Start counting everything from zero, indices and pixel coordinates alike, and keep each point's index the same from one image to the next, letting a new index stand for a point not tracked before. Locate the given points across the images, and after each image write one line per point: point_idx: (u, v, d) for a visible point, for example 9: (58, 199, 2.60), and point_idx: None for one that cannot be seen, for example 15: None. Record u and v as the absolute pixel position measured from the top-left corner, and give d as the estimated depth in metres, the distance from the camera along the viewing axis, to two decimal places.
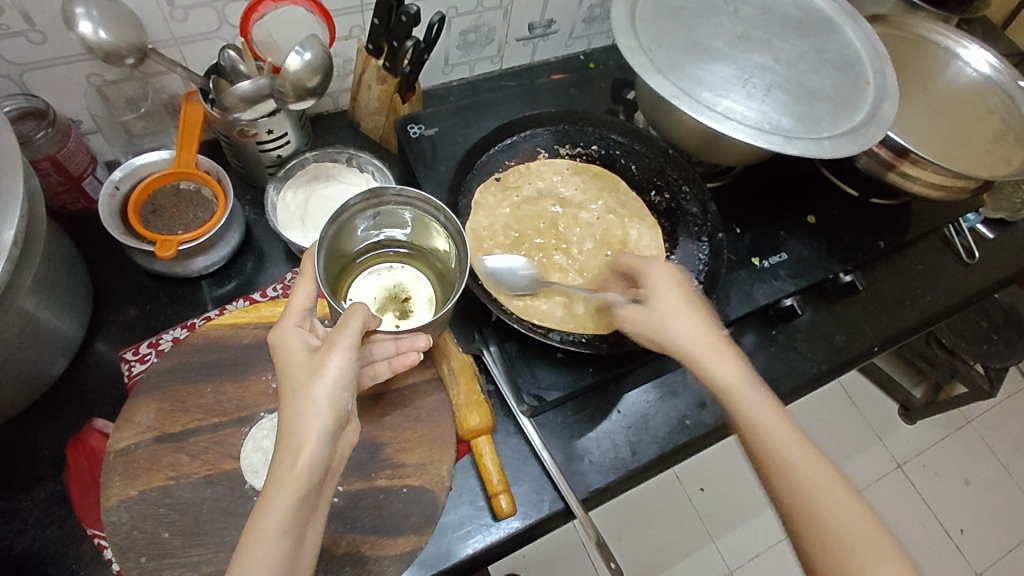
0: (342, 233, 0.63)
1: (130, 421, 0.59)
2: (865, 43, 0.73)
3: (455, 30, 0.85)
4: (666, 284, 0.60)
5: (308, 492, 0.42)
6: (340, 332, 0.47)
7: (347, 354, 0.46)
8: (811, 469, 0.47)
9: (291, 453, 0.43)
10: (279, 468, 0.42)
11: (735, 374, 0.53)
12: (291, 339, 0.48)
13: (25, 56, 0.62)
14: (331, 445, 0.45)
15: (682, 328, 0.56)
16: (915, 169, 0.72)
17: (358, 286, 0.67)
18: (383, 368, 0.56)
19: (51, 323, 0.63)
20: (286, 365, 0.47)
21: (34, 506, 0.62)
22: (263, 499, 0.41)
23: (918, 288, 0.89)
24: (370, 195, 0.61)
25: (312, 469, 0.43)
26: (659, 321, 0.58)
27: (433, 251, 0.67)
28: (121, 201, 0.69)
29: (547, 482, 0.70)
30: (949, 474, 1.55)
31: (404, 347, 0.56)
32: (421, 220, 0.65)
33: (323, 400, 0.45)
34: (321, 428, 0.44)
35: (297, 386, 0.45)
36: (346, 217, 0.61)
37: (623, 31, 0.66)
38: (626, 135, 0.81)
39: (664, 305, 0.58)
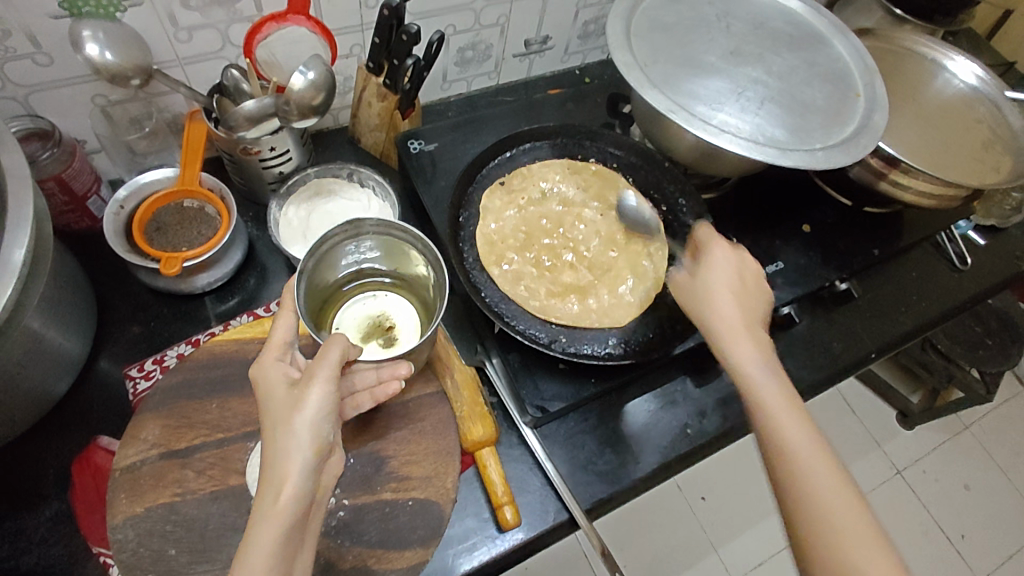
0: (321, 264, 0.64)
1: (135, 438, 0.60)
2: (853, 57, 0.74)
3: (453, 47, 0.86)
4: (721, 272, 0.61)
5: (293, 526, 0.43)
6: (318, 364, 0.47)
7: (325, 386, 0.47)
8: (789, 419, 0.51)
9: (273, 487, 0.43)
10: (262, 503, 0.43)
11: (751, 358, 0.55)
12: (272, 375, 0.49)
13: (31, 77, 0.63)
14: (314, 477, 0.45)
15: (727, 322, 0.58)
16: (906, 178, 0.74)
17: (342, 316, 0.67)
18: (366, 398, 0.56)
19: (57, 341, 0.64)
20: (267, 399, 0.48)
21: (40, 525, 0.62)
22: (248, 536, 0.42)
23: (912, 294, 0.91)
24: (349, 225, 0.64)
25: (294, 504, 0.43)
26: (719, 321, 0.58)
27: (419, 281, 0.68)
28: (126, 219, 0.70)
29: (550, 492, 0.70)
30: (947, 479, 1.56)
31: (386, 377, 0.57)
32: (400, 249, 0.67)
33: (303, 433, 0.45)
34: (302, 461, 0.44)
35: (278, 421, 0.46)
36: (325, 248, 0.63)
37: (619, 47, 0.67)
38: (623, 148, 0.82)
39: (724, 308, 0.58)
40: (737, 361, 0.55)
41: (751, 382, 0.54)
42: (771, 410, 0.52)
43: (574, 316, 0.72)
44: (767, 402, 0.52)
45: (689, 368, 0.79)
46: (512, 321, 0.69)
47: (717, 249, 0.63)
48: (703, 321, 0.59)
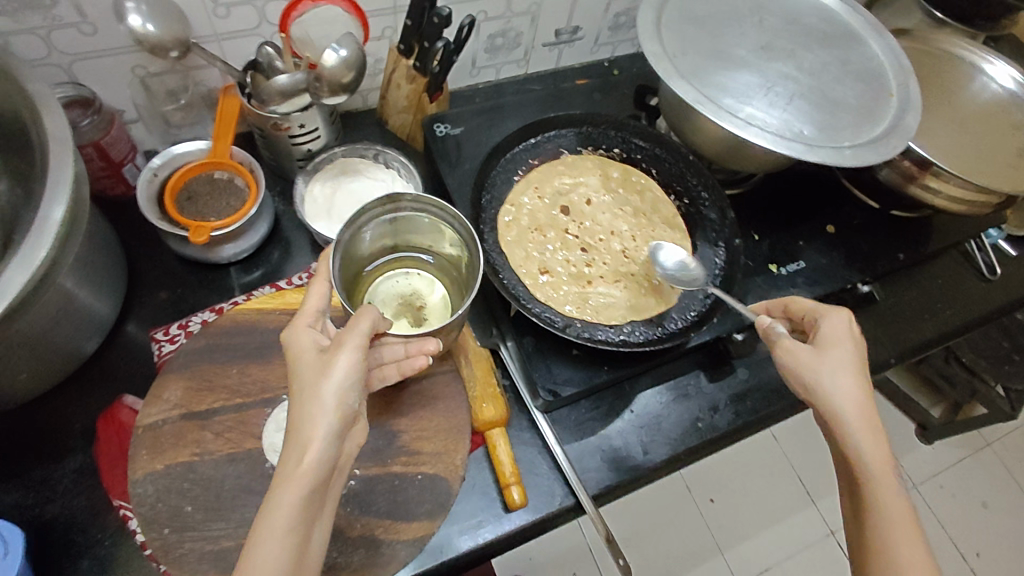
0: (359, 237, 0.65)
1: (158, 398, 0.62)
2: (888, 56, 0.73)
3: (484, 33, 0.87)
4: (842, 337, 0.58)
5: (315, 488, 0.44)
6: (349, 332, 0.49)
7: (354, 354, 0.48)
8: (911, 546, 0.49)
9: (299, 448, 0.45)
10: (287, 464, 0.45)
11: (886, 467, 0.52)
12: (302, 340, 0.51)
13: (75, 46, 0.65)
14: (337, 443, 0.47)
15: (857, 405, 0.54)
16: (938, 181, 0.72)
17: (373, 292, 0.69)
18: (392, 371, 0.57)
19: (88, 302, 0.66)
20: (298, 364, 0.50)
21: (64, 476, 0.63)
22: (271, 494, 0.43)
23: (938, 302, 0.89)
24: (388, 199, 0.63)
25: (318, 467, 0.45)
26: (832, 392, 0.55)
27: (450, 260, 0.70)
28: (158, 187, 0.72)
29: (557, 477, 0.71)
30: (965, 496, 1.54)
31: (414, 351, 0.58)
32: (438, 226, 0.67)
33: (329, 399, 0.47)
34: (326, 427, 0.46)
35: (306, 385, 0.48)
36: (364, 219, 0.63)
37: (648, 38, 0.67)
38: (648, 140, 0.79)
39: (848, 401, 0.54)
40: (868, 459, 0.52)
41: (875, 490, 0.51)
42: (878, 483, 0.51)
43: (589, 310, 0.70)
44: (892, 518, 0.50)
45: (703, 363, 0.79)
46: (527, 303, 0.67)
47: (834, 318, 0.60)
48: (822, 399, 0.55)
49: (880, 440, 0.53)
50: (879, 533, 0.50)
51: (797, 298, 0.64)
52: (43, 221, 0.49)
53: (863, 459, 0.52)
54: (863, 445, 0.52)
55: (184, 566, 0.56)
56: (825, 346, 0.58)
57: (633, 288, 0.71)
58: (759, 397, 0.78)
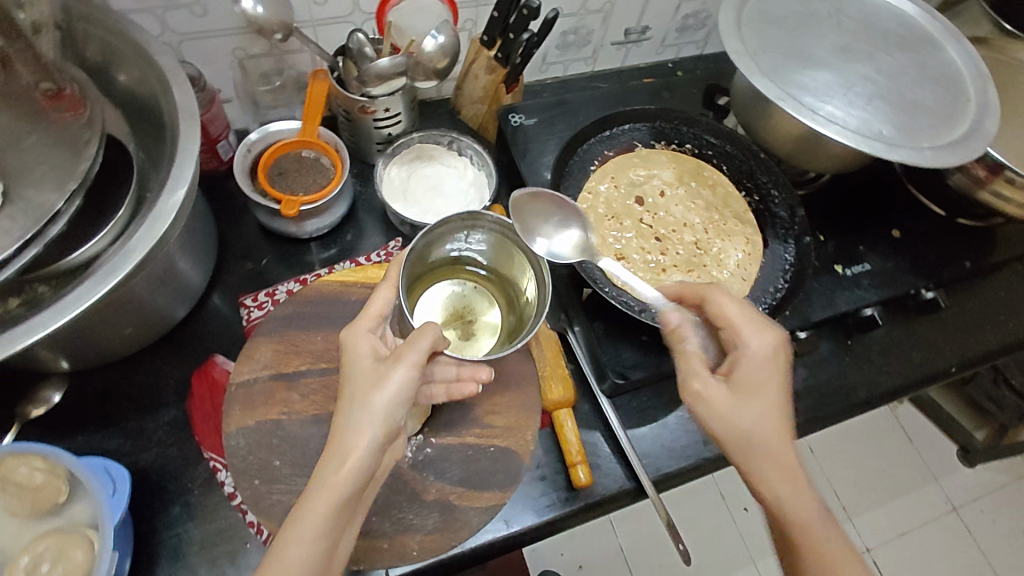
0: (431, 244, 0.68)
1: (250, 358, 0.65)
2: (966, 63, 0.74)
3: (558, 30, 0.90)
4: (755, 362, 0.53)
5: (347, 497, 0.46)
6: (409, 348, 0.51)
7: (408, 370, 0.50)
8: None
9: (340, 456, 0.47)
10: (326, 470, 0.47)
11: (812, 515, 0.48)
12: (362, 344, 0.53)
13: (188, 26, 0.69)
14: (377, 454, 0.48)
15: (767, 450, 0.50)
16: (1010, 189, 0.73)
17: (428, 299, 0.71)
18: (440, 392, 0.59)
19: (186, 267, 0.70)
20: (353, 367, 0.52)
21: (158, 428, 0.67)
22: (306, 498, 0.45)
23: (1000, 313, 0.89)
24: (468, 216, 0.67)
25: (355, 477, 0.47)
26: (751, 435, 0.50)
27: (513, 287, 0.71)
28: (252, 162, 0.76)
29: (618, 461, 0.72)
30: (1006, 522, 1.51)
31: (466, 375, 0.60)
32: (509, 250, 0.69)
33: (378, 411, 0.49)
34: (371, 438, 0.48)
35: (359, 393, 0.50)
36: (439, 230, 0.66)
37: (731, 36, 0.69)
38: (719, 137, 0.80)
39: (772, 436, 0.50)
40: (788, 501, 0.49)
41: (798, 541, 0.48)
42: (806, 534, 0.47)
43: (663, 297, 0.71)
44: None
45: None
46: (605, 286, 0.67)
47: (749, 339, 0.54)
48: (727, 443, 0.51)
49: (776, 483, 0.49)
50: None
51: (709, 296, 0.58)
52: (178, 178, 0.54)
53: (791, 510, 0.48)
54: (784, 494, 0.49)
55: (273, 516, 0.59)
56: (733, 375, 0.53)
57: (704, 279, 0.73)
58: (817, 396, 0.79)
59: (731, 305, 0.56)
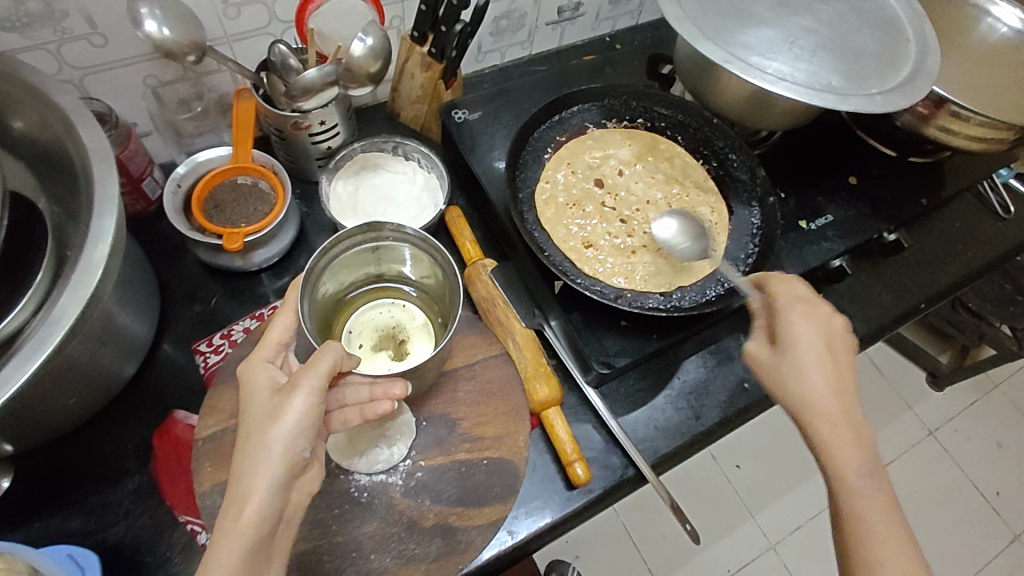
0: (338, 266, 0.65)
1: (213, 409, 0.61)
2: (900, 2, 0.73)
3: (489, 16, 0.87)
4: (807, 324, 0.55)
5: (254, 544, 0.43)
6: (306, 372, 0.48)
7: (307, 398, 0.47)
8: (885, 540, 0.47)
9: (240, 500, 0.44)
10: (226, 518, 0.44)
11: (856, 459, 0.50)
12: (259, 375, 0.51)
13: (88, 59, 0.64)
14: (283, 492, 0.46)
15: (818, 398, 0.52)
16: (955, 122, 0.73)
17: (355, 321, 0.69)
18: (354, 414, 0.53)
19: (128, 319, 0.65)
20: (249, 401, 0.49)
21: (124, 498, 0.62)
22: (209, 552, 0.42)
23: (957, 245, 0.91)
24: (369, 231, 0.64)
25: (258, 520, 0.43)
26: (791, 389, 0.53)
27: (437, 292, 0.69)
28: (184, 198, 0.70)
29: (613, 449, 0.71)
30: (981, 438, 1.57)
31: (378, 395, 0.54)
32: (421, 257, 0.67)
33: (276, 446, 0.45)
34: (270, 477, 0.45)
35: (253, 430, 0.47)
36: (341, 249, 0.64)
37: (668, 3, 0.67)
38: (670, 106, 0.78)
39: (825, 405, 0.52)
40: (834, 458, 0.50)
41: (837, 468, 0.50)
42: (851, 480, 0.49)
43: (640, 278, 0.70)
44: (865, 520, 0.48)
45: (742, 324, 0.80)
46: (577, 278, 0.66)
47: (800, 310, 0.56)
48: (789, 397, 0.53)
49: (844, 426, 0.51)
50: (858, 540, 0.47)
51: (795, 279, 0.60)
52: (97, 232, 0.49)
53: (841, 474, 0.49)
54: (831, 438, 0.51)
55: None
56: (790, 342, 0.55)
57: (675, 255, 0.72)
58: None
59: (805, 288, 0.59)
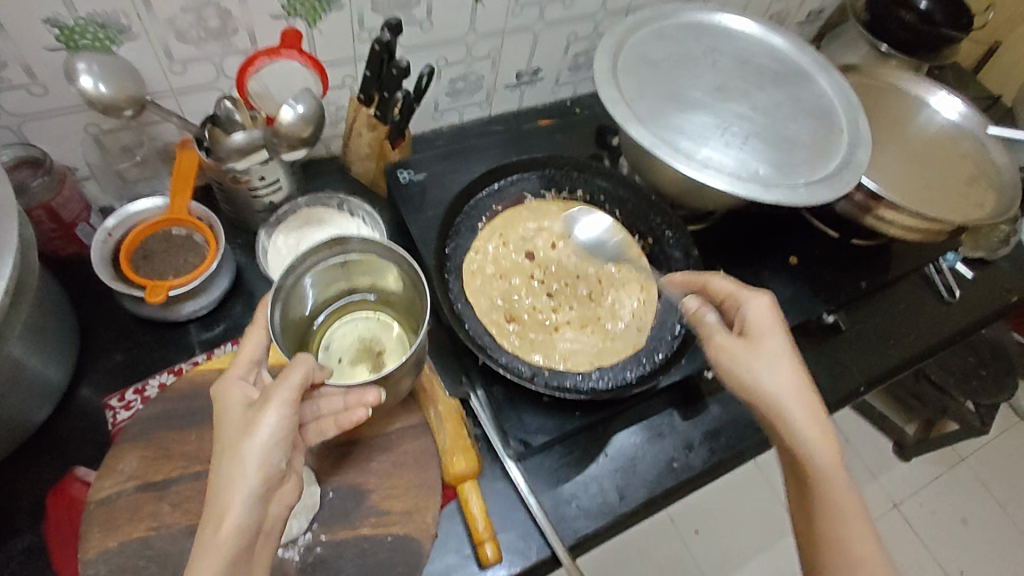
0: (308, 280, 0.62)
1: (112, 470, 0.59)
2: (839, 94, 0.75)
3: (446, 78, 0.88)
4: (766, 319, 0.58)
5: (234, 557, 0.43)
6: (279, 385, 0.48)
7: (282, 408, 0.47)
8: (842, 502, 0.50)
9: (216, 515, 0.44)
10: (205, 533, 0.43)
11: (823, 439, 0.53)
12: (232, 392, 0.50)
13: (25, 107, 0.63)
14: (261, 506, 0.46)
15: (793, 392, 0.54)
16: (892, 212, 0.74)
17: (330, 336, 0.68)
18: (330, 425, 0.54)
19: (38, 368, 0.63)
20: (223, 417, 0.49)
21: (11, 557, 0.60)
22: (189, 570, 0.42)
23: (901, 327, 0.91)
24: (334, 243, 0.61)
25: (237, 533, 0.43)
26: (769, 387, 0.55)
27: (408, 304, 0.67)
28: (113, 248, 0.70)
29: (532, 528, 0.69)
30: (944, 512, 1.54)
31: (352, 403, 0.54)
32: (388, 266, 0.64)
33: (252, 458, 0.46)
34: (249, 489, 0.45)
35: (227, 445, 0.47)
36: (308, 265, 0.61)
37: (606, 83, 0.68)
38: (611, 180, 0.79)
39: (784, 386, 0.54)
40: (808, 444, 0.52)
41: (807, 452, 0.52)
42: (809, 453, 0.52)
43: (565, 352, 0.69)
44: (834, 500, 0.50)
45: (677, 400, 0.79)
46: (494, 355, 0.66)
47: (750, 302, 0.59)
48: (762, 394, 0.55)
49: (818, 414, 0.54)
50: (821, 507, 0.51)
51: (717, 277, 0.63)
52: None
53: (807, 450, 0.52)
54: (809, 435, 0.53)
55: None
56: (754, 339, 0.57)
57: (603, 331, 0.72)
58: (732, 433, 0.77)
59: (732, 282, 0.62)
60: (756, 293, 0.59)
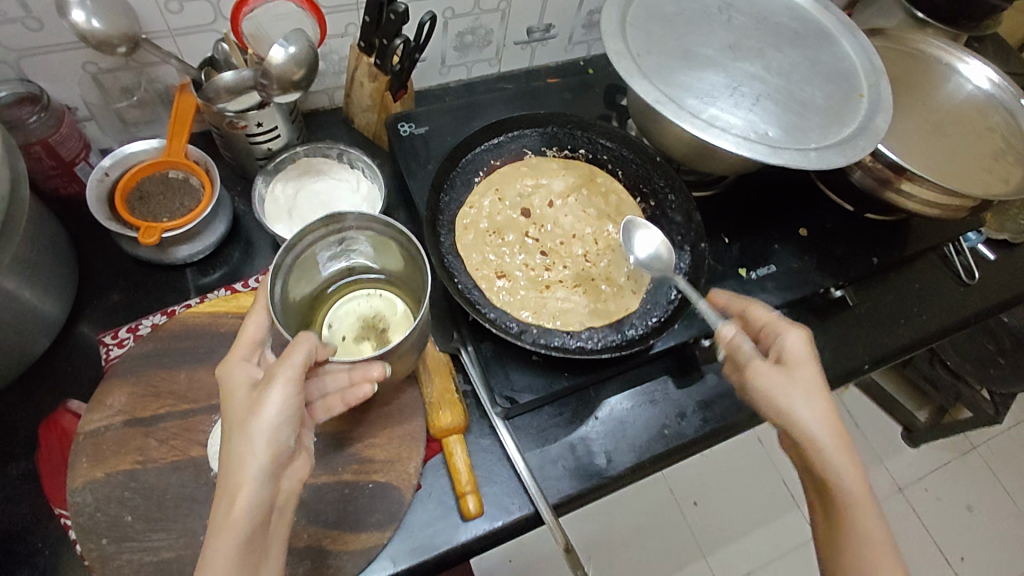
0: (305, 258, 0.62)
1: (102, 404, 0.60)
2: (860, 56, 0.71)
3: (452, 30, 0.85)
4: (803, 350, 0.56)
5: (249, 536, 0.43)
6: (281, 365, 0.46)
7: (286, 388, 0.46)
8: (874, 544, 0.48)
9: (228, 496, 0.43)
10: (217, 514, 0.43)
11: (856, 473, 0.50)
12: (236, 375, 0.49)
13: (23, 41, 0.63)
14: (272, 483, 0.45)
15: (830, 426, 0.52)
16: (916, 187, 0.71)
17: (332, 316, 0.66)
18: (337, 401, 0.53)
19: (34, 302, 0.64)
20: (228, 399, 0.48)
21: (6, 483, 0.62)
22: (205, 550, 0.42)
23: (914, 306, 0.87)
24: (331, 220, 0.60)
25: (249, 513, 0.43)
26: (804, 420, 0.52)
27: (410, 279, 0.66)
28: (109, 187, 0.70)
29: (516, 486, 0.68)
30: (951, 500, 1.51)
31: (358, 378, 0.52)
32: (385, 241, 0.63)
33: (260, 439, 0.45)
34: (258, 468, 0.44)
35: (235, 427, 0.46)
36: (307, 242, 0.60)
37: (611, 35, 0.65)
38: (614, 139, 0.78)
39: (819, 419, 0.52)
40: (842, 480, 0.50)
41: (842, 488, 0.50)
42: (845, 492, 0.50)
43: (555, 310, 0.69)
44: (864, 539, 0.49)
45: (672, 368, 0.77)
46: (482, 310, 0.66)
47: (788, 334, 0.57)
48: (794, 424, 0.53)
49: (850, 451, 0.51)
50: (855, 562, 0.49)
51: (752, 308, 0.62)
52: None
53: (842, 484, 0.50)
54: (843, 469, 0.50)
55: None
56: (789, 367, 0.55)
57: (596, 293, 0.71)
58: (728, 403, 0.76)
59: (770, 313, 0.61)
60: (792, 327, 0.58)
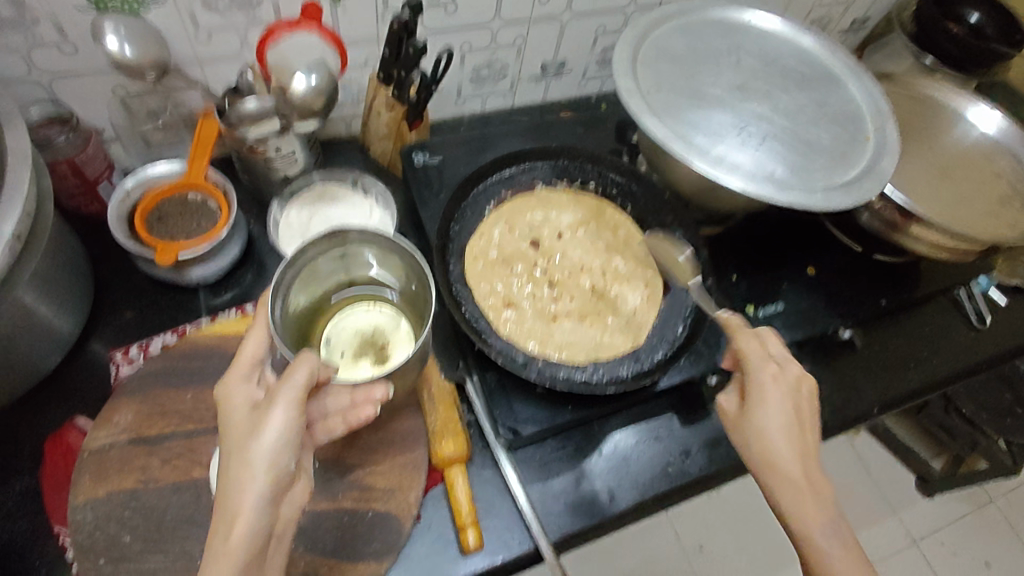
0: (306, 274, 0.63)
1: (108, 421, 0.61)
2: (868, 99, 0.72)
3: (469, 64, 0.88)
4: (772, 389, 0.57)
5: (244, 564, 0.43)
6: (283, 385, 0.47)
7: (287, 409, 0.46)
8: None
9: (226, 521, 0.43)
10: (213, 538, 0.43)
11: (816, 519, 0.53)
12: (236, 395, 0.49)
13: (57, 65, 0.66)
14: (270, 509, 0.45)
15: (793, 470, 0.54)
16: (928, 229, 0.70)
17: (331, 332, 0.67)
18: (338, 422, 0.52)
19: (50, 318, 0.65)
20: (228, 421, 0.48)
21: (8, 498, 0.62)
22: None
23: (924, 350, 0.86)
24: (333, 237, 0.61)
25: (246, 540, 0.43)
26: (770, 464, 0.55)
27: (408, 295, 0.67)
28: (130, 208, 0.72)
29: (517, 520, 0.68)
30: (964, 552, 1.47)
31: (360, 400, 0.53)
32: (385, 257, 0.64)
33: (260, 462, 0.45)
34: (256, 492, 0.44)
35: (234, 449, 0.46)
36: (308, 257, 0.61)
37: (624, 74, 0.66)
38: (625, 174, 0.79)
39: (788, 463, 0.55)
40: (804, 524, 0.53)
41: (812, 538, 0.52)
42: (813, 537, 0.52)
43: (560, 341, 0.69)
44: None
45: (678, 405, 0.76)
46: (490, 339, 0.66)
47: (762, 372, 0.58)
48: (763, 466, 0.56)
49: (812, 497, 0.54)
50: None
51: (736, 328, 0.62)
52: None
53: (807, 530, 0.53)
54: (805, 515, 0.53)
55: None
56: (756, 410, 0.57)
57: (603, 325, 0.71)
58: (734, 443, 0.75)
59: (758, 345, 0.60)
60: (757, 360, 0.59)
